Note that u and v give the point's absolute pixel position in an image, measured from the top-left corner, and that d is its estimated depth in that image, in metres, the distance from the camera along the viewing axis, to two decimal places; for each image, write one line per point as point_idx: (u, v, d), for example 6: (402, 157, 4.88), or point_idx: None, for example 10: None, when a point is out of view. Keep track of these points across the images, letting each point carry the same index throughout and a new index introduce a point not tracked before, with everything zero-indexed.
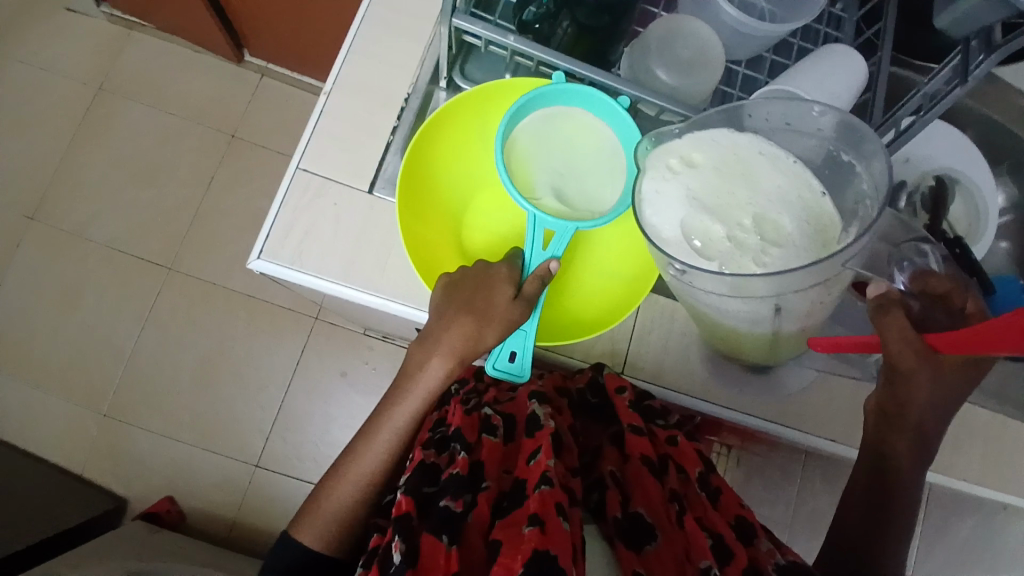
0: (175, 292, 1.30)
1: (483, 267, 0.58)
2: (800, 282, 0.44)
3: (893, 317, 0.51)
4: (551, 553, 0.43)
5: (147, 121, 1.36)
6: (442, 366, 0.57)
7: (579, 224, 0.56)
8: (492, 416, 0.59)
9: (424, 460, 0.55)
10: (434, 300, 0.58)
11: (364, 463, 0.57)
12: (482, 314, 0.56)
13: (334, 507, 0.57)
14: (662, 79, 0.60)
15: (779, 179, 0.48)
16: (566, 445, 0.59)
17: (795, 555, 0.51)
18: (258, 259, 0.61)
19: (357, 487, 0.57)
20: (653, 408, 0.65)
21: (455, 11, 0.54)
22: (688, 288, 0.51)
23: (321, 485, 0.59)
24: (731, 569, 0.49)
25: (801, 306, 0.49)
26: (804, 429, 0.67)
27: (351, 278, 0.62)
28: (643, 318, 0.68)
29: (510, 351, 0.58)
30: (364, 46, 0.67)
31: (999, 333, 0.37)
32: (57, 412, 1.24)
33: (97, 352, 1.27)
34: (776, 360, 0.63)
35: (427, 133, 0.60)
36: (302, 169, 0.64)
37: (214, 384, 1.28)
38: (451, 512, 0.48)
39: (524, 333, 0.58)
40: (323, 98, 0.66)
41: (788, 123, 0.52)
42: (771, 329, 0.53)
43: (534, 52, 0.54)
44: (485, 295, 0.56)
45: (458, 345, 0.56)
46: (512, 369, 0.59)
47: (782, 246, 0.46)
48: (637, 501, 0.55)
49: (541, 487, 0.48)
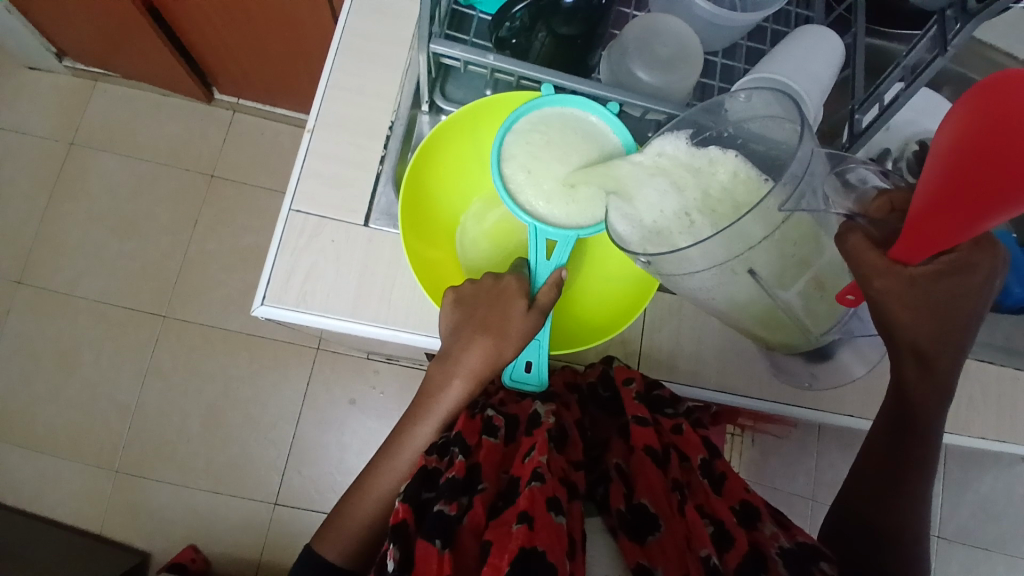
0: (173, 340, 1.29)
1: (492, 282, 0.57)
2: (748, 236, 0.42)
3: (853, 240, 0.43)
4: (538, 549, 0.40)
5: (124, 172, 1.35)
6: (463, 387, 0.56)
7: (580, 233, 0.56)
8: (493, 417, 0.55)
9: (425, 466, 0.51)
10: (446, 318, 0.57)
11: (384, 480, 0.56)
12: (499, 332, 0.55)
13: (359, 523, 0.55)
14: (643, 79, 0.60)
15: (719, 171, 0.48)
16: (571, 440, 0.56)
17: (805, 537, 0.47)
18: (263, 305, 0.61)
19: (380, 504, 0.56)
20: (662, 397, 0.60)
21: (431, 37, 0.53)
22: (668, 279, 0.49)
23: (343, 501, 0.57)
24: (731, 558, 0.45)
25: (776, 264, 0.46)
26: (825, 409, 0.67)
27: (358, 310, 0.62)
28: (653, 313, 0.69)
29: (526, 361, 0.59)
30: (340, 79, 0.66)
31: (926, 220, 0.36)
32: (70, 475, 1.23)
33: (102, 409, 1.26)
34: (805, 336, 0.57)
35: (416, 176, 0.59)
36: (295, 210, 0.63)
37: (222, 427, 1.27)
38: (445, 516, 0.44)
39: (538, 342, 0.58)
40: (308, 136, 0.65)
41: (738, 118, 0.49)
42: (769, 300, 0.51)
43: (517, 68, 0.54)
44: (499, 312, 0.55)
45: (478, 365, 0.56)
46: (529, 379, 0.59)
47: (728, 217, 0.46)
48: (643, 491, 0.51)
49: (531, 483, 0.45)
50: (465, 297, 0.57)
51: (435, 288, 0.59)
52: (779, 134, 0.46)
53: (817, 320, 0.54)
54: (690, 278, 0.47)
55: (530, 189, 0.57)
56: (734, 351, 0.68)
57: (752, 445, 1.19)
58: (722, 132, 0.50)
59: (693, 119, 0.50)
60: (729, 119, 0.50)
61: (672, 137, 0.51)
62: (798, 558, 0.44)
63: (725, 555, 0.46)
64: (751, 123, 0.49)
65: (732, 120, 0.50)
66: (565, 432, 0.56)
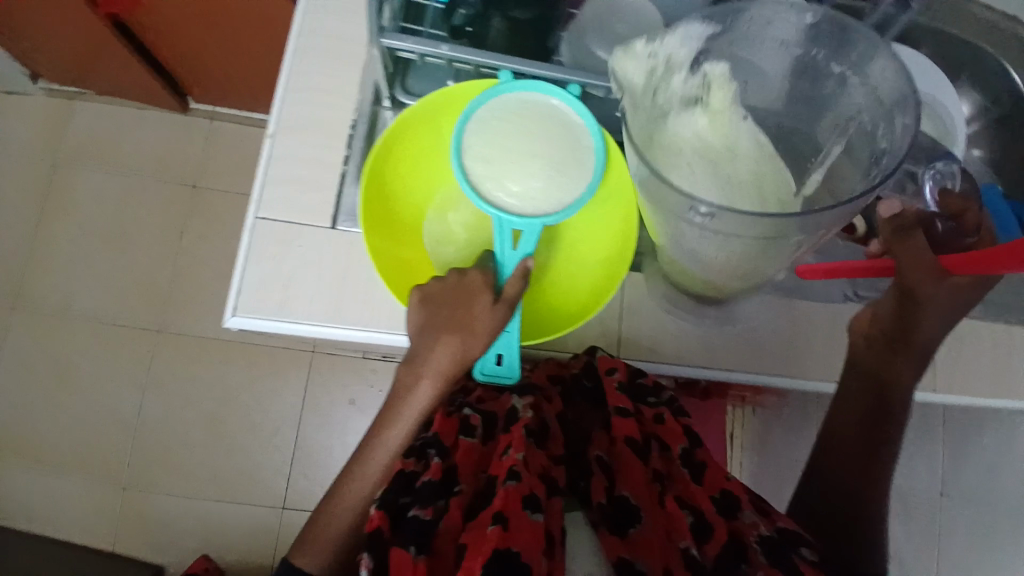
0: (169, 353, 1.29)
1: (459, 277, 0.56)
2: (832, 219, 0.45)
3: (915, 240, 0.57)
4: (513, 550, 0.41)
5: (107, 188, 1.35)
6: (432, 387, 0.55)
7: (546, 220, 0.54)
8: (471, 416, 0.54)
9: (403, 470, 0.49)
10: (411, 317, 0.56)
11: (359, 485, 0.55)
12: (467, 329, 0.54)
13: (337, 532, 0.54)
14: (603, 58, 0.60)
15: (727, 101, 0.52)
16: (552, 434, 0.56)
17: (785, 522, 0.49)
18: (235, 317, 0.60)
19: (356, 511, 0.55)
20: (645, 385, 0.59)
21: (383, 31, 0.53)
22: (683, 229, 0.50)
23: (317, 511, 0.56)
24: (710, 548, 0.48)
25: (806, 242, 0.50)
26: (813, 379, 0.66)
27: (330, 314, 0.61)
28: (631, 295, 0.67)
29: (496, 354, 0.58)
30: (298, 81, 0.65)
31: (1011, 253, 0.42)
32: (76, 493, 1.24)
33: (103, 426, 1.27)
34: (727, 292, 0.61)
35: (378, 169, 0.58)
36: (261, 218, 0.62)
37: (225, 436, 1.27)
38: (421, 522, 0.44)
39: (507, 333, 0.57)
40: (269, 142, 0.64)
41: (770, 34, 0.52)
42: (758, 271, 0.54)
43: (474, 57, 0.54)
44: (466, 309, 0.55)
45: (447, 364, 0.55)
46: (501, 373, 0.58)
47: (736, 177, 0.50)
48: (623, 484, 0.53)
49: (506, 483, 0.45)
50: (432, 296, 0.55)
51: (400, 287, 0.57)
52: (822, 72, 0.53)
53: (738, 287, 0.59)
54: (721, 240, 0.48)
55: (494, 180, 0.55)
56: (718, 327, 0.67)
57: (754, 418, 1.18)
58: (737, 41, 0.52)
59: (720, 30, 0.51)
60: (750, 32, 0.52)
61: (693, 44, 0.51)
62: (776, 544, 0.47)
63: (704, 546, 0.48)
64: (771, 42, 0.53)
65: (751, 33, 0.52)
66: (547, 426, 0.56)
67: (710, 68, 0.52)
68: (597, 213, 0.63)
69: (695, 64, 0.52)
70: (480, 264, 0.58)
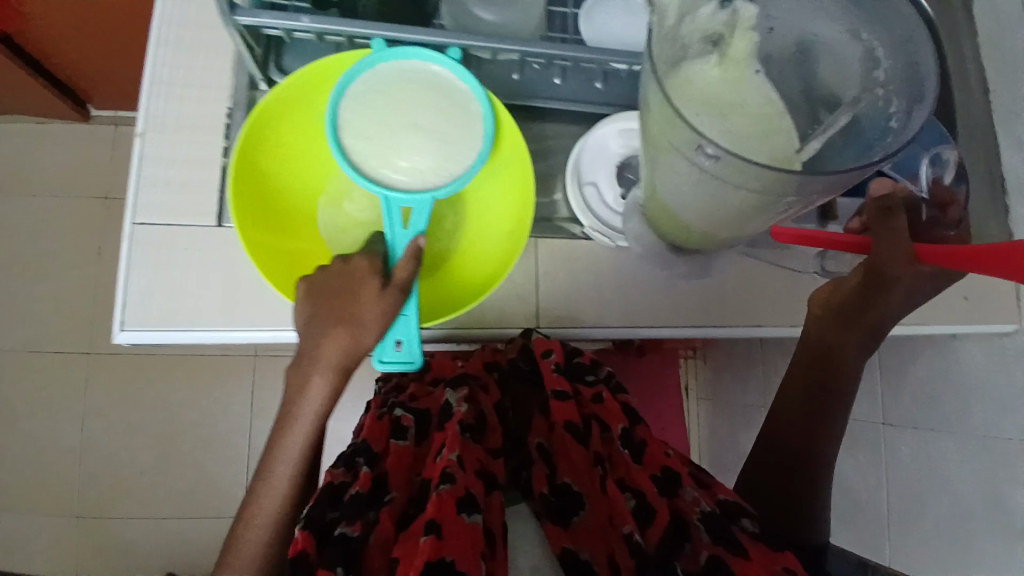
0: (104, 375, 1.24)
1: (342, 262, 0.53)
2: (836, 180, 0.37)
3: (898, 224, 0.52)
4: (447, 560, 0.40)
5: (13, 211, 1.27)
6: (326, 382, 0.52)
7: (436, 193, 0.51)
8: (403, 417, 0.56)
9: (331, 482, 0.49)
10: (298, 312, 0.52)
11: (268, 500, 0.52)
12: (354, 320, 0.51)
13: (255, 553, 0.50)
14: (486, 19, 0.59)
15: (753, 39, 0.43)
16: (489, 425, 0.56)
17: (725, 494, 0.51)
18: (124, 331, 0.57)
19: (270, 528, 0.51)
20: (582, 364, 0.60)
21: (236, 10, 0.49)
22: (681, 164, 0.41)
23: (229, 539, 0.52)
24: (652, 533, 0.48)
25: (798, 203, 0.42)
26: (734, 323, 0.66)
27: (226, 318, 0.58)
28: (546, 258, 0.65)
29: (396, 338, 0.51)
30: (164, 74, 0.61)
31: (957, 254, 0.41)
32: (28, 531, 1.19)
33: (49, 459, 1.22)
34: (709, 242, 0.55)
35: (250, 153, 0.54)
36: (139, 224, 0.58)
37: (175, 453, 1.23)
38: (349, 538, 0.44)
39: (406, 316, 0.52)
40: (139, 142, 0.60)
41: None
42: (737, 223, 0.47)
43: (345, 29, 0.52)
44: (350, 297, 0.51)
45: (338, 356, 0.52)
46: (401, 359, 0.51)
47: (748, 127, 0.40)
48: (564, 472, 0.53)
49: (439, 487, 0.45)
50: (317, 286, 0.52)
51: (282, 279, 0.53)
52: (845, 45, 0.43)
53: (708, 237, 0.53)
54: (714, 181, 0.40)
55: (377, 157, 0.52)
56: (637, 283, 0.66)
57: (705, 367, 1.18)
58: None
59: None
60: None
61: None
62: (716, 520, 0.48)
63: (646, 531, 0.48)
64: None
65: None
66: (483, 417, 0.56)
67: (741, 7, 0.43)
68: (494, 183, 0.60)
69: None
70: (369, 247, 0.54)
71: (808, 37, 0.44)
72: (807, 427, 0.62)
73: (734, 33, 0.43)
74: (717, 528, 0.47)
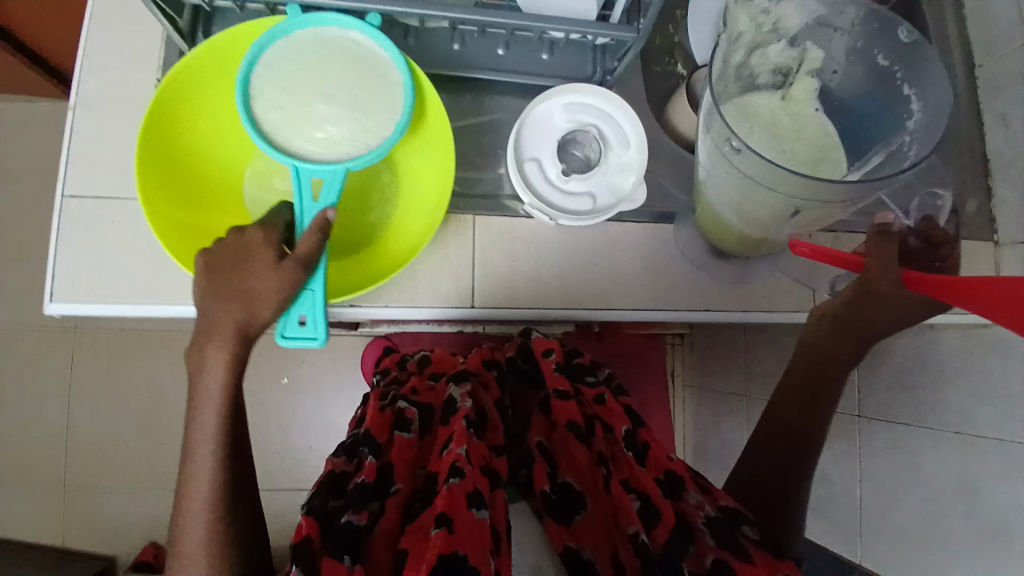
0: (89, 351, 1.25)
1: (237, 233, 0.52)
2: (835, 194, 0.45)
3: (889, 245, 0.54)
4: (460, 554, 0.39)
5: None
6: (224, 356, 0.51)
7: (349, 165, 0.49)
8: (406, 409, 0.57)
9: (332, 470, 0.50)
10: (195, 286, 0.51)
11: (198, 482, 0.50)
12: (247, 294, 0.50)
13: (195, 543, 0.49)
14: None
15: (807, 82, 0.53)
16: (492, 422, 0.58)
17: (727, 500, 0.51)
18: (53, 303, 0.56)
19: (209, 510, 0.50)
20: (582, 366, 0.66)
21: None
22: (717, 163, 0.50)
23: (172, 532, 0.51)
24: (660, 533, 0.48)
25: (811, 214, 0.50)
26: (680, 309, 0.65)
27: (156, 291, 0.57)
28: (483, 237, 0.63)
29: (299, 316, 0.51)
30: (95, 48, 0.60)
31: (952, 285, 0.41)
32: (17, 500, 1.22)
33: (37, 434, 1.24)
34: (743, 246, 0.61)
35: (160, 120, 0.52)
36: (69, 196, 0.58)
37: (159, 429, 1.25)
38: (355, 527, 0.43)
39: (313, 291, 0.51)
40: (70, 115, 0.59)
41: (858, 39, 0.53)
42: (763, 230, 0.55)
43: None
44: (241, 273, 0.50)
45: (233, 331, 0.51)
46: (305, 335, 0.50)
47: (798, 148, 0.49)
48: (567, 469, 0.55)
49: (450, 481, 0.45)
50: (213, 261, 0.51)
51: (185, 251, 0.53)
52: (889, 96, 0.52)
53: (736, 241, 0.59)
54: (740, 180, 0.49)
55: (294, 128, 0.51)
56: (581, 267, 0.64)
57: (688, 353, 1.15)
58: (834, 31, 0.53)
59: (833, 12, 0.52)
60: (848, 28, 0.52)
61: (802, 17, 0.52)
62: (720, 524, 0.48)
63: (654, 532, 0.48)
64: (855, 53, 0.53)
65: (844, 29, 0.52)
66: (486, 414, 0.58)
67: (809, 47, 0.53)
68: (412, 153, 0.59)
69: (796, 40, 0.53)
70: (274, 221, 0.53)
71: (860, 80, 0.53)
72: (801, 421, 0.61)
73: (799, 73, 0.54)
74: (722, 534, 0.47)
